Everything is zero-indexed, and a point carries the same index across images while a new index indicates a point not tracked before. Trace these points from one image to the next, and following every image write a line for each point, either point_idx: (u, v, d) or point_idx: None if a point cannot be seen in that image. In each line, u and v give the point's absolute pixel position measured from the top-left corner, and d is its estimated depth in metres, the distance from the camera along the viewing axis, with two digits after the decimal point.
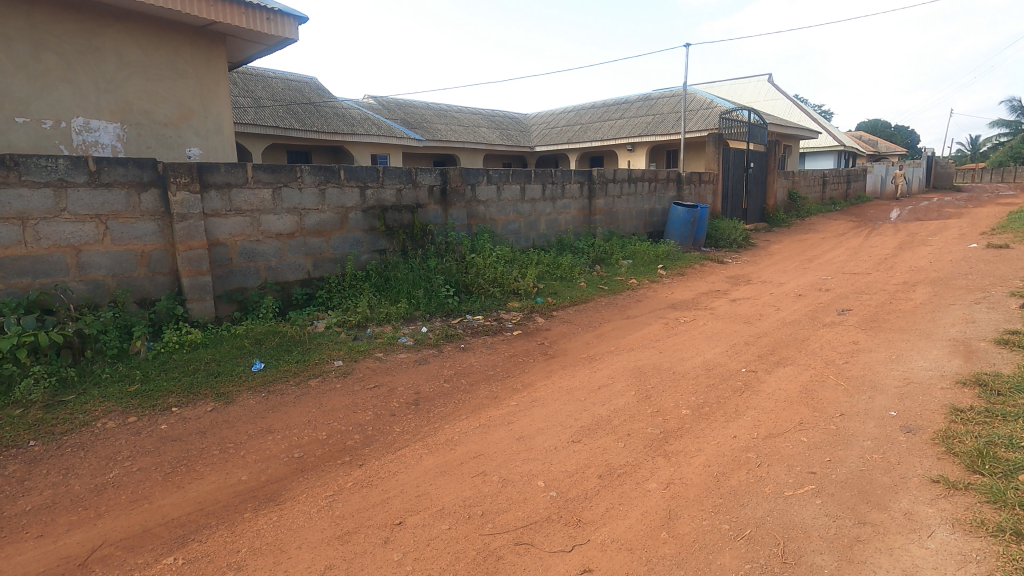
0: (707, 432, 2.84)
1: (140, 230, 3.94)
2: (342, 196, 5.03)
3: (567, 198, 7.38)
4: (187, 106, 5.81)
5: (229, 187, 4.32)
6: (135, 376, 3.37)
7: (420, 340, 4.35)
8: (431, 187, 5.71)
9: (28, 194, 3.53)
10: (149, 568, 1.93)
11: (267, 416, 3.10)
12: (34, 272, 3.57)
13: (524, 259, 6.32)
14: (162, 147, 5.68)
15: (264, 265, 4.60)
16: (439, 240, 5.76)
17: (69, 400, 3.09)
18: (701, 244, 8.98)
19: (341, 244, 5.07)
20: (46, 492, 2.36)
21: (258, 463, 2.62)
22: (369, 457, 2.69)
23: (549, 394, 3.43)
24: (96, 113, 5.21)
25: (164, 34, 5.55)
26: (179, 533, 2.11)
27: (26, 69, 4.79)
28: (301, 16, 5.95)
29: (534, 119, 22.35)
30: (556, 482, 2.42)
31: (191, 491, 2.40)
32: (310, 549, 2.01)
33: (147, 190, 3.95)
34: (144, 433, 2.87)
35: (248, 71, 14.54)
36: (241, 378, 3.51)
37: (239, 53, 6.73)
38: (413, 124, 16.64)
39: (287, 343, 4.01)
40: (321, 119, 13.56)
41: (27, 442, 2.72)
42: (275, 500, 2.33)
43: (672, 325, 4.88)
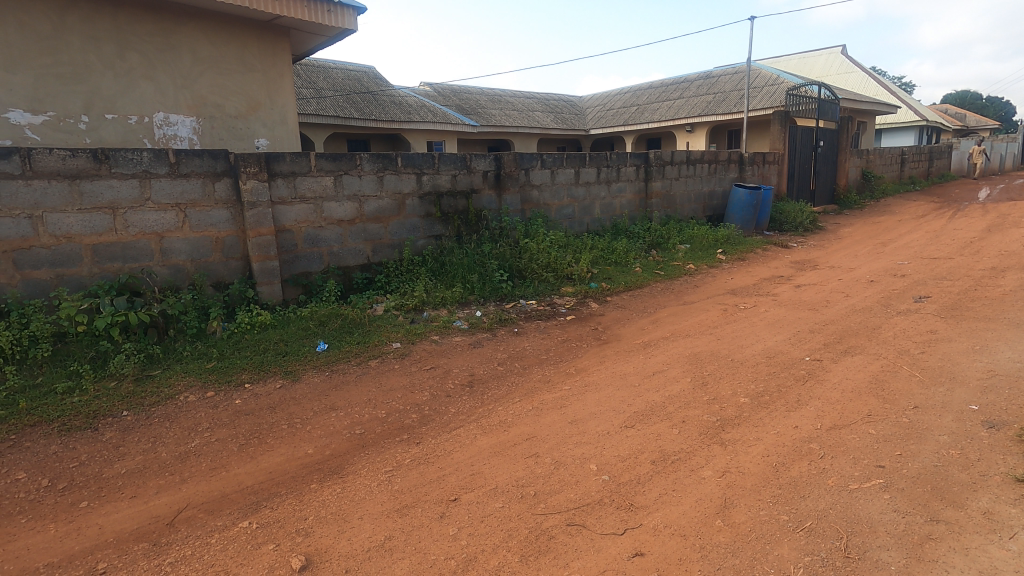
0: (766, 421, 2.76)
1: (214, 217, 4.20)
2: (399, 182, 5.15)
3: (623, 181, 7.22)
4: (255, 98, 6.09)
5: (294, 175, 4.52)
6: (213, 354, 3.62)
7: (475, 323, 4.44)
8: (485, 172, 5.75)
9: (117, 185, 3.82)
10: (228, 530, 2.09)
11: (331, 394, 3.26)
12: (123, 257, 3.89)
13: (578, 243, 6.28)
14: (233, 139, 5.98)
15: (327, 251, 4.80)
16: (493, 225, 5.81)
17: (155, 374, 3.36)
18: (764, 228, 8.63)
19: (399, 230, 5.21)
20: (137, 456, 2.59)
21: (323, 438, 2.77)
22: (425, 436, 2.78)
23: (603, 379, 3.42)
24: (174, 108, 5.56)
25: (233, 30, 5.81)
26: (253, 500, 2.27)
27: (113, 68, 5.17)
28: (359, 6, 6.07)
29: (589, 101, 21.98)
30: (608, 466, 2.42)
31: (263, 462, 2.57)
32: (370, 520, 2.11)
33: (220, 179, 4.19)
34: (220, 406, 3.09)
35: (309, 63, 15.02)
36: (307, 358, 3.70)
37: (302, 45, 6.96)
38: (467, 110, 16.72)
39: (348, 325, 4.18)
40: (379, 108, 13.88)
41: (121, 411, 2.98)
42: (339, 473, 2.46)
43: (731, 312, 4.73)
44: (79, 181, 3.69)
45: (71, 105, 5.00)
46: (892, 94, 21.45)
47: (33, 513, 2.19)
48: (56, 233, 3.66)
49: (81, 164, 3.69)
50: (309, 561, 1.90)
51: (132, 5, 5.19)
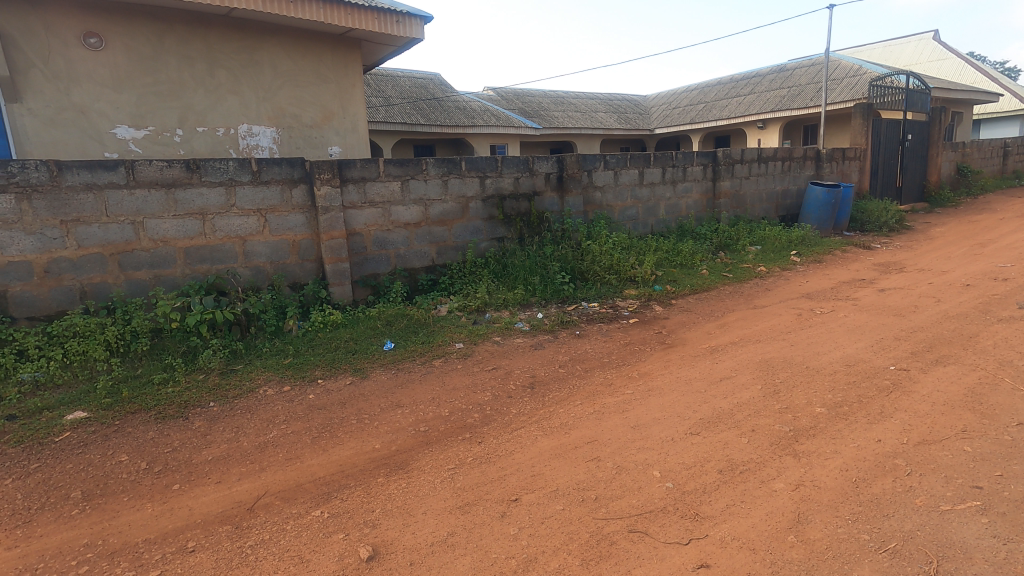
0: (845, 433, 2.60)
1: (292, 222, 4.45)
2: (463, 185, 5.25)
3: (689, 181, 7.02)
4: (329, 108, 6.39)
5: (364, 181, 4.71)
6: (289, 350, 3.84)
7: (536, 325, 4.45)
8: (547, 174, 5.75)
9: (206, 193, 4.12)
10: (301, 518, 2.20)
11: (397, 391, 3.38)
12: (211, 259, 4.19)
13: (642, 245, 6.16)
14: (308, 147, 6.32)
15: (394, 253, 4.96)
16: (556, 227, 5.80)
17: (238, 368, 3.61)
18: (844, 228, 8.13)
19: (463, 232, 5.31)
20: (222, 445, 2.79)
21: (389, 434, 2.87)
22: (487, 435, 2.82)
23: (666, 384, 3.34)
24: (257, 120, 5.94)
25: (309, 44, 6.14)
26: (325, 490, 2.39)
27: (203, 85, 5.59)
28: (426, 16, 6.24)
29: (654, 100, 21.53)
30: (672, 473, 2.36)
31: (334, 454, 2.69)
32: (434, 515, 2.17)
33: (297, 186, 4.44)
34: (296, 400, 3.27)
35: (378, 72, 15.58)
36: (374, 356, 3.85)
37: (371, 55, 7.23)
38: (530, 112, 16.81)
39: (413, 325, 4.31)
40: (444, 114, 14.21)
41: (208, 402, 3.22)
42: (404, 468, 2.54)
43: (806, 317, 4.49)
44: (174, 189, 4.01)
45: (168, 119, 5.45)
46: (993, 80, 19.61)
47: (134, 492, 2.41)
48: (155, 237, 3.99)
49: (176, 174, 4.00)
50: (376, 552, 1.97)
51: (221, 26, 5.59)
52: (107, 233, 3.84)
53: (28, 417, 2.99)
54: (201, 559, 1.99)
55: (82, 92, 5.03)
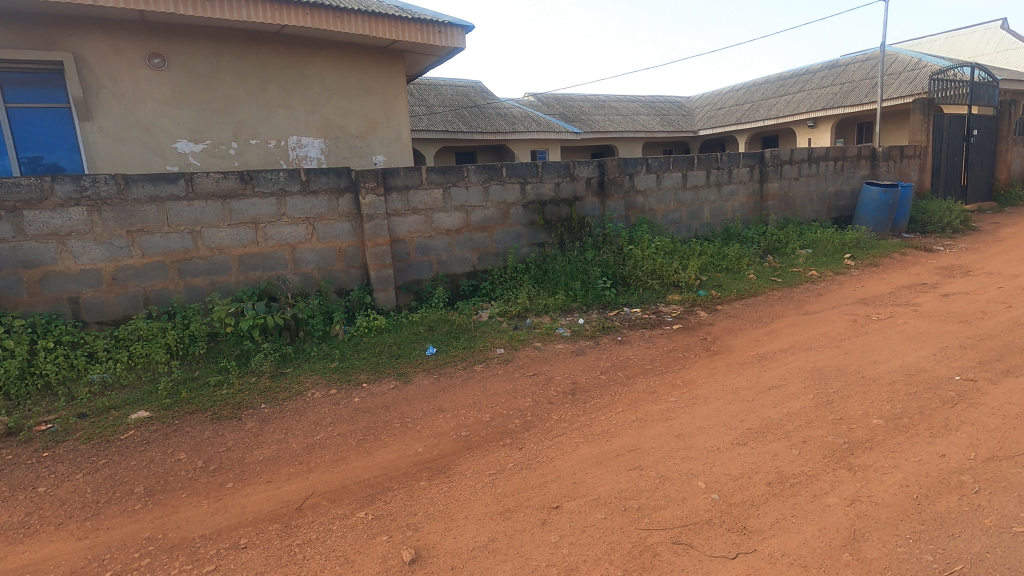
0: (905, 447, 2.46)
1: (338, 230, 4.59)
2: (504, 192, 5.28)
3: (735, 183, 6.84)
4: (373, 118, 6.56)
5: (407, 189, 4.81)
6: (335, 354, 3.95)
7: (577, 331, 4.42)
8: (588, 179, 5.72)
9: (258, 203, 4.30)
10: (347, 519, 2.26)
11: (439, 395, 3.42)
12: (263, 266, 4.37)
13: (685, 249, 6.04)
14: (354, 157, 6.50)
15: (436, 259, 5.04)
16: (597, 232, 5.76)
17: (287, 371, 3.74)
18: (902, 230, 7.74)
19: (504, 238, 5.35)
20: (272, 445, 2.89)
21: (431, 438, 2.91)
22: (528, 441, 2.82)
23: (712, 392, 3.25)
24: (306, 131, 6.16)
25: (355, 57, 6.32)
26: (369, 492, 2.44)
27: (257, 99, 5.84)
28: (468, 25, 6.34)
29: (697, 102, 21.12)
30: (718, 484, 2.29)
31: (378, 457, 2.75)
32: (475, 520, 2.18)
33: (343, 195, 4.57)
34: (341, 403, 3.35)
35: (421, 82, 15.91)
36: (417, 360, 3.92)
37: (414, 65, 7.39)
38: (571, 117, 16.78)
39: (455, 330, 4.36)
40: (485, 121, 14.36)
41: (259, 404, 3.34)
42: (446, 472, 2.56)
43: (862, 323, 4.29)
44: (229, 200, 4.20)
45: (223, 133, 5.73)
46: None
47: (192, 489, 2.53)
48: (211, 246, 4.19)
49: (230, 185, 4.19)
50: (418, 555, 2.00)
51: (272, 43, 5.83)
52: (168, 242, 4.06)
53: (97, 415, 3.19)
54: (252, 555, 2.07)
55: (147, 109, 5.35)
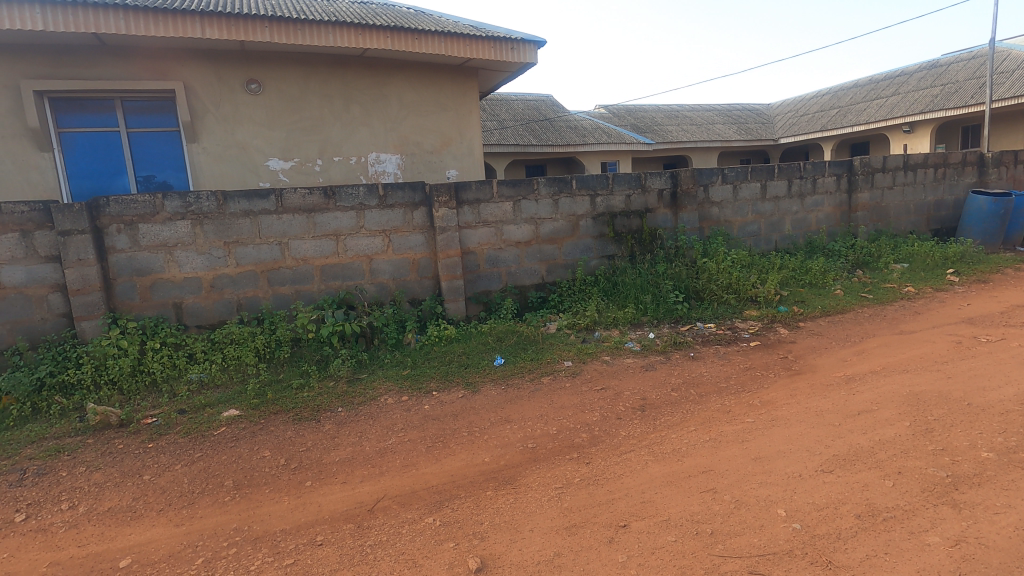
0: (1021, 485, 2.21)
1: (412, 241, 4.75)
2: (574, 204, 5.28)
3: (820, 193, 6.46)
4: (447, 134, 6.77)
5: (479, 203, 4.91)
6: (407, 362, 4.09)
7: (647, 346, 4.32)
8: (660, 191, 5.60)
9: (340, 216, 4.54)
10: (416, 523, 2.31)
11: (506, 406, 3.44)
12: (342, 276, 4.61)
13: (764, 262, 5.77)
14: (429, 171, 6.73)
15: (506, 271, 5.10)
16: (669, 244, 5.62)
17: (363, 377, 3.90)
18: (1017, 243, 6.99)
19: (573, 250, 5.33)
20: (347, 447, 3.02)
21: (498, 448, 2.93)
22: (595, 456, 2.77)
23: (794, 415, 3.06)
24: (384, 148, 6.45)
25: (431, 76, 6.57)
26: (437, 499, 2.49)
27: (340, 119, 6.20)
28: (540, 40, 6.43)
29: (778, 109, 20.19)
30: (800, 514, 2.15)
31: (446, 464, 2.80)
32: (541, 533, 2.17)
33: (418, 208, 4.74)
34: (413, 410, 3.45)
35: (493, 98, 16.27)
36: (486, 370, 3.97)
37: (487, 82, 7.57)
38: (643, 128, 16.53)
39: (523, 341, 4.39)
40: (556, 134, 14.44)
41: (336, 407, 3.51)
42: (513, 483, 2.57)
43: (968, 345, 3.90)
44: (313, 214, 4.47)
45: (310, 151, 6.11)
46: None
47: (275, 485, 2.69)
48: (297, 256, 4.47)
49: (315, 200, 4.46)
50: (484, 564, 2.01)
51: (355, 65, 6.17)
52: (260, 252, 4.37)
53: (194, 411, 3.47)
54: (327, 552, 2.16)
55: (244, 131, 5.81)
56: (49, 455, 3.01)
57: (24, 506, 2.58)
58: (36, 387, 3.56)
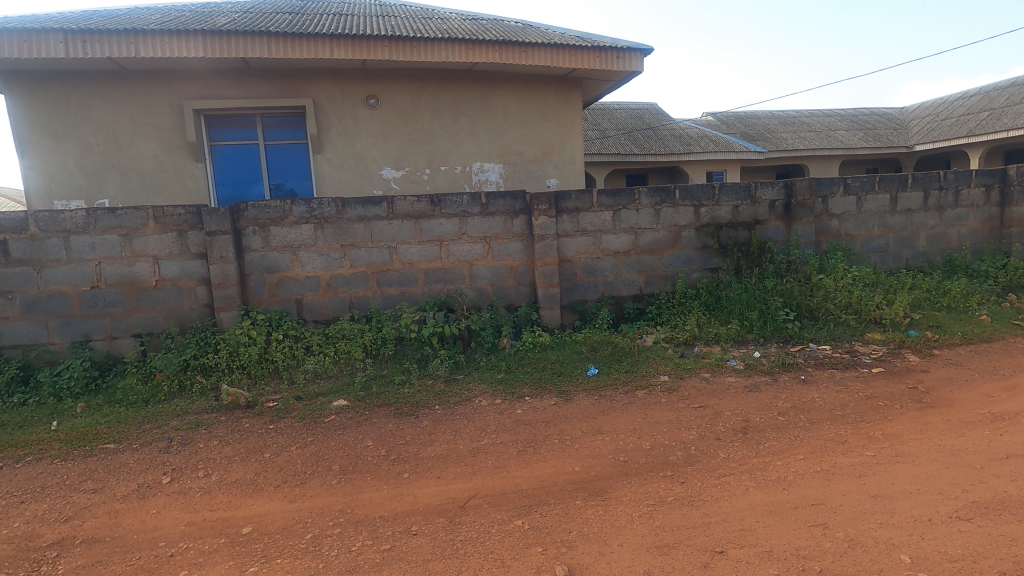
0: None
1: (511, 248, 4.86)
2: (676, 215, 5.12)
3: (964, 206, 5.74)
4: (549, 143, 6.84)
5: (578, 211, 4.92)
6: (502, 366, 4.18)
7: (752, 365, 4.08)
8: (772, 202, 5.27)
9: (444, 223, 4.75)
10: (505, 525, 2.35)
11: (599, 417, 3.40)
12: (444, 279, 4.81)
13: (891, 281, 5.23)
14: (529, 180, 6.84)
15: (603, 280, 5.05)
16: (780, 258, 5.26)
17: (460, 377, 4.05)
18: None
19: (673, 262, 5.17)
20: (442, 444, 3.14)
21: (589, 458, 2.90)
22: (691, 476, 2.66)
23: (923, 452, 2.74)
24: (488, 158, 6.66)
25: (535, 87, 6.69)
26: (526, 502, 2.52)
27: (448, 130, 6.49)
28: (646, 48, 6.33)
29: (914, 112, 18.23)
30: (928, 563, 1.92)
31: (536, 469, 2.82)
32: (630, 549, 2.12)
33: (518, 216, 4.84)
34: (505, 413, 3.52)
35: (596, 107, 16.21)
36: (579, 380, 3.95)
37: (591, 92, 7.57)
38: (754, 136, 15.66)
39: (618, 352, 4.32)
40: (659, 143, 14.09)
41: (434, 405, 3.66)
42: (603, 495, 2.53)
43: None
44: (420, 220, 4.72)
45: (419, 161, 6.46)
46: None
47: (376, 473, 2.86)
48: (403, 260, 4.73)
49: (423, 207, 4.70)
50: (571, 573, 2.00)
51: (464, 79, 6.45)
52: (371, 255, 4.68)
53: (309, 399, 3.78)
54: (421, 542, 2.26)
55: (362, 142, 6.27)
56: (190, 427, 3.42)
57: (169, 470, 2.95)
58: (182, 366, 4.07)
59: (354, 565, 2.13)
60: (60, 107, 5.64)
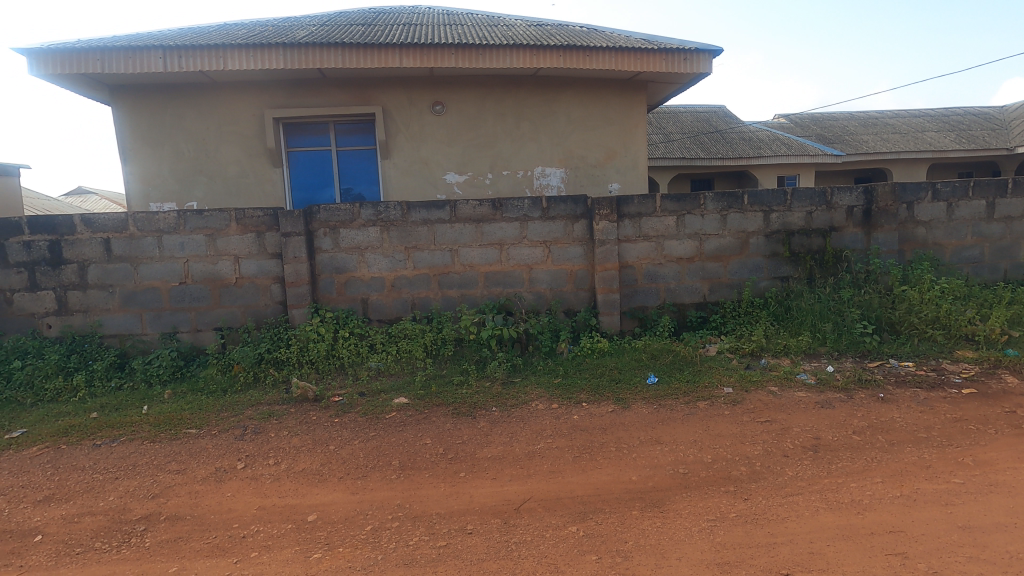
0: None
1: (571, 253, 4.84)
2: (744, 221, 4.93)
3: None
4: (612, 148, 6.77)
5: (640, 216, 4.84)
6: (560, 370, 4.17)
7: (824, 379, 3.86)
8: (850, 208, 4.97)
9: (505, 226, 4.80)
10: (559, 530, 2.34)
11: (657, 427, 3.32)
12: (503, 283, 4.86)
13: (986, 295, 4.81)
14: (591, 185, 6.79)
15: (665, 287, 4.94)
16: (858, 267, 4.96)
17: (517, 380, 4.07)
18: None
19: (740, 270, 4.98)
20: (499, 446, 3.17)
21: (647, 468, 2.84)
22: (755, 493, 2.55)
23: (1021, 482, 2.50)
24: (549, 162, 6.68)
25: (599, 91, 6.65)
26: (581, 509, 2.49)
27: (511, 135, 6.56)
28: (715, 49, 6.15)
29: (1015, 111, 16.71)
30: None
31: (593, 476, 2.79)
32: (689, 564, 2.06)
33: (579, 220, 4.82)
34: (562, 418, 3.50)
35: (661, 110, 15.92)
36: (638, 388, 3.88)
37: (656, 95, 7.44)
38: (831, 139, 14.85)
39: (679, 361, 4.21)
40: (726, 146, 13.64)
41: (491, 407, 3.69)
42: (660, 507, 2.47)
43: None
44: (482, 224, 4.79)
45: (482, 166, 6.56)
46: None
47: (433, 471, 2.92)
48: (464, 263, 4.82)
49: (484, 211, 4.77)
50: None
51: (527, 84, 6.50)
52: (433, 258, 4.79)
53: (371, 395, 3.91)
54: (476, 542, 2.29)
55: (427, 148, 6.44)
56: (263, 417, 3.63)
57: (243, 457, 3.14)
58: (257, 359, 4.32)
59: (411, 558, 2.19)
60: (157, 117, 6.14)
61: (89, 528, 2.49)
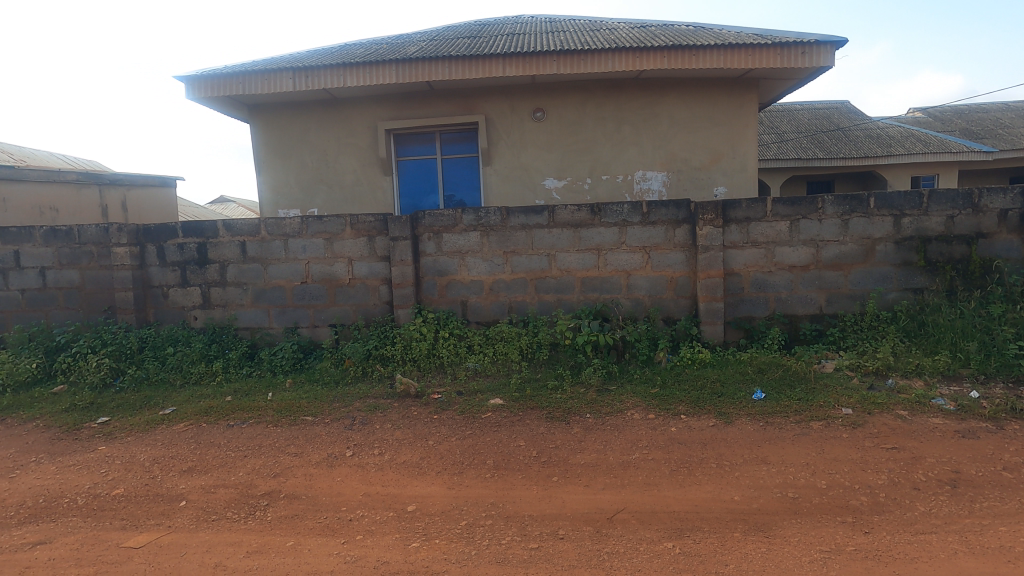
0: None
1: (672, 259, 4.69)
2: (869, 226, 4.49)
3: None
4: (718, 149, 6.46)
5: (749, 221, 4.57)
6: (657, 380, 4.04)
7: (966, 406, 3.40)
8: (1003, 212, 4.36)
9: (603, 232, 4.75)
10: (653, 544, 2.27)
11: (763, 445, 3.11)
12: (600, 288, 4.80)
13: None
14: (694, 189, 6.53)
15: (775, 297, 4.62)
16: (1013, 280, 4.32)
17: (612, 388, 4.00)
18: None
19: (864, 279, 4.53)
20: (592, 453, 3.14)
21: (751, 489, 2.67)
22: (877, 526, 2.31)
23: None
24: (650, 166, 6.51)
25: (705, 92, 6.39)
26: (678, 526, 2.40)
27: (611, 140, 6.49)
28: (839, 40, 5.66)
29: None
30: None
31: (691, 492, 2.67)
32: None
33: (680, 225, 4.66)
34: (659, 429, 3.39)
35: (774, 108, 14.94)
36: (742, 402, 3.66)
37: (769, 92, 7.00)
38: (979, 134, 13.09)
39: (790, 377, 3.91)
40: (850, 145, 12.50)
41: (585, 413, 3.66)
42: (766, 532, 2.32)
43: None
44: (580, 229, 4.77)
45: (581, 171, 6.55)
46: None
47: (526, 473, 2.95)
48: (561, 267, 4.83)
49: (582, 216, 4.75)
50: None
51: (629, 87, 6.39)
52: (531, 262, 4.85)
53: (468, 395, 4.04)
54: (567, 547, 2.28)
55: (527, 154, 6.54)
56: (370, 409, 3.87)
57: (351, 445, 3.37)
58: (366, 355, 4.62)
59: (503, 557, 2.23)
60: (287, 132, 6.79)
61: (222, 499, 2.80)
